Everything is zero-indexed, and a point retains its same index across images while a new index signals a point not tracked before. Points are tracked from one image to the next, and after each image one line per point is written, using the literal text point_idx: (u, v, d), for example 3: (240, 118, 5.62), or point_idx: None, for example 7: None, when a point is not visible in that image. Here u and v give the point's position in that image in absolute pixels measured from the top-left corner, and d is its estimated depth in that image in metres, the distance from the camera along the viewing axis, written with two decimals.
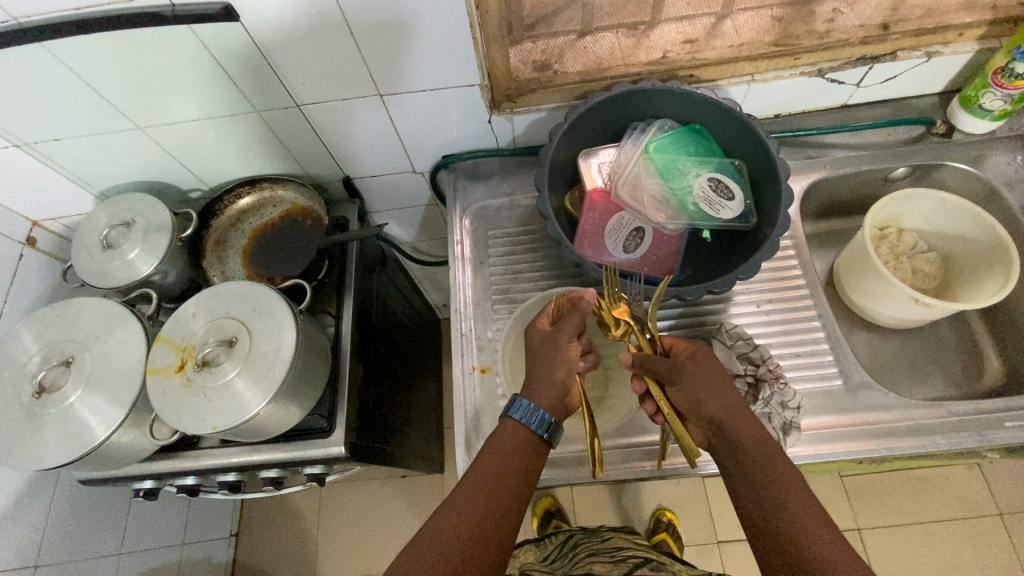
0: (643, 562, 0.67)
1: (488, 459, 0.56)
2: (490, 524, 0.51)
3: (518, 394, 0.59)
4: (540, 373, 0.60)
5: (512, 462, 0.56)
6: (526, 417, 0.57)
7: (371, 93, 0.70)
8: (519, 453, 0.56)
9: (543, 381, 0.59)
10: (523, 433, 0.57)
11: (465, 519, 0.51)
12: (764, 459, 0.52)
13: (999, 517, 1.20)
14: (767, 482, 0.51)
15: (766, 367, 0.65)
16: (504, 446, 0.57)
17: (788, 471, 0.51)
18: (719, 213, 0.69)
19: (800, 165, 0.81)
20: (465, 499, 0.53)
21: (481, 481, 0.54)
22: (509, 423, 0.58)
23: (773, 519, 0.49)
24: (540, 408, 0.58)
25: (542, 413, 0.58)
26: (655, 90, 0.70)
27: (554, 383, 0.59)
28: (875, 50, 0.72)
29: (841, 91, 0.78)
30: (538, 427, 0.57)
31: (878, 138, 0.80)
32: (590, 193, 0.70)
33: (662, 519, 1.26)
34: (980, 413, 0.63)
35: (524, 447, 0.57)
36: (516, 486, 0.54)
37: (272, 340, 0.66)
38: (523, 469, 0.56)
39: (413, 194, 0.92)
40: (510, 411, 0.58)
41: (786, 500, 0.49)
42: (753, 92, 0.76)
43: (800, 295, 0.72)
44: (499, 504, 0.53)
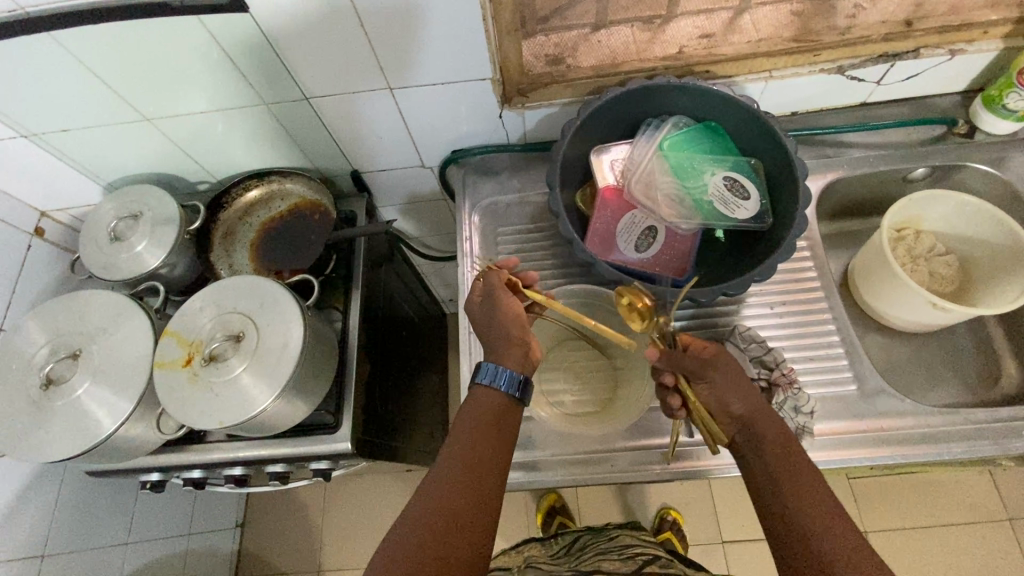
0: (653, 560, 0.66)
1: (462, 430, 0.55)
2: (475, 498, 0.51)
3: (481, 359, 0.59)
4: (494, 337, 0.59)
5: (485, 428, 0.55)
6: (492, 379, 0.57)
7: (381, 86, 0.69)
8: (494, 418, 0.56)
9: (498, 344, 0.59)
10: (495, 398, 0.57)
11: (449, 496, 0.50)
12: (789, 463, 0.51)
13: (1009, 522, 1.19)
14: (793, 486, 0.50)
15: (778, 371, 0.64)
16: (477, 412, 0.56)
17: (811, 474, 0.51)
18: (734, 213, 0.68)
19: (817, 165, 0.79)
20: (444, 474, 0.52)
21: (458, 455, 0.53)
22: (476, 392, 0.58)
23: (799, 524, 0.47)
24: (505, 368, 0.57)
25: (506, 371, 0.57)
26: (670, 86, 0.68)
27: (511, 342, 0.59)
28: (898, 47, 0.70)
29: (860, 89, 0.76)
30: (506, 386, 0.57)
31: (897, 137, 0.78)
32: (602, 190, 0.69)
33: (666, 518, 1.25)
34: (997, 422, 0.62)
35: (498, 411, 0.56)
36: (494, 453, 0.54)
37: (279, 335, 0.65)
38: (498, 432, 0.55)
39: (422, 189, 0.91)
40: (478, 377, 0.58)
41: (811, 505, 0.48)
42: (771, 89, 0.74)
43: (815, 298, 0.71)
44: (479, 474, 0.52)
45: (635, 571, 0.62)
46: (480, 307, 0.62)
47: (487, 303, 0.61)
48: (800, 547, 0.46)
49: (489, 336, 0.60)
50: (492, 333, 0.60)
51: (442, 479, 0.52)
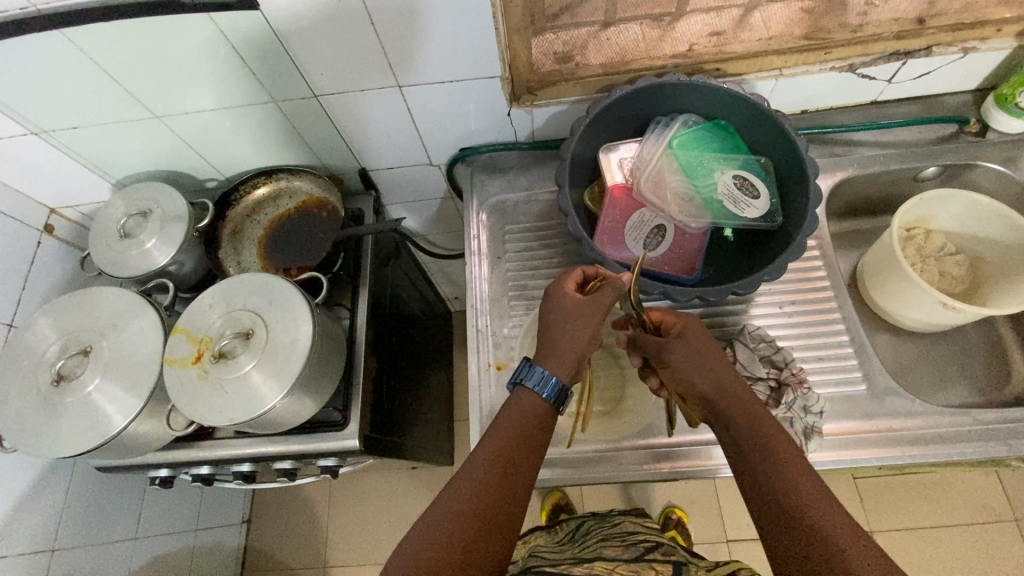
0: (654, 547, 0.66)
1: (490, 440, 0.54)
2: (495, 515, 0.50)
3: (533, 360, 0.57)
4: (568, 344, 0.57)
5: (516, 442, 0.54)
6: (541, 386, 0.56)
7: (390, 84, 0.69)
8: (526, 432, 0.55)
9: (569, 354, 0.57)
10: (534, 404, 0.56)
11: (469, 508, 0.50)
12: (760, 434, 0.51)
13: (1015, 523, 1.18)
14: (765, 458, 0.49)
15: (787, 371, 0.63)
16: (510, 422, 0.55)
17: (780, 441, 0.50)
18: (744, 212, 0.68)
19: (826, 164, 0.79)
20: (467, 484, 0.51)
21: (484, 466, 0.52)
22: (524, 395, 0.56)
23: (772, 496, 0.47)
24: (556, 378, 0.56)
25: (558, 382, 0.56)
26: (680, 84, 0.68)
27: (576, 355, 0.57)
28: (910, 45, 0.70)
29: (871, 87, 0.76)
30: (554, 399, 0.56)
31: (908, 136, 0.78)
32: (610, 189, 0.69)
33: (672, 516, 1.26)
34: (1008, 422, 0.61)
35: (530, 424, 0.55)
36: (520, 468, 0.53)
37: (289, 333, 0.65)
38: (528, 446, 0.54)
39: (429, 187, 0.91)
40: (525, 379, 0.57)
41: (787, 475, 0.48)
42: (781, 87, 0.74)
43: (825, 297, 0.70)
44: (503, 489, 0.51)
45: (637, 558, 0.62)
46: (575, 306, 0.59)
47: (584, 312, 0.58)
48: (775, 518, 0.47)
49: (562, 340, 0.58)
50: (563, 341, 0.58)
51: (463, 490, 0.51)
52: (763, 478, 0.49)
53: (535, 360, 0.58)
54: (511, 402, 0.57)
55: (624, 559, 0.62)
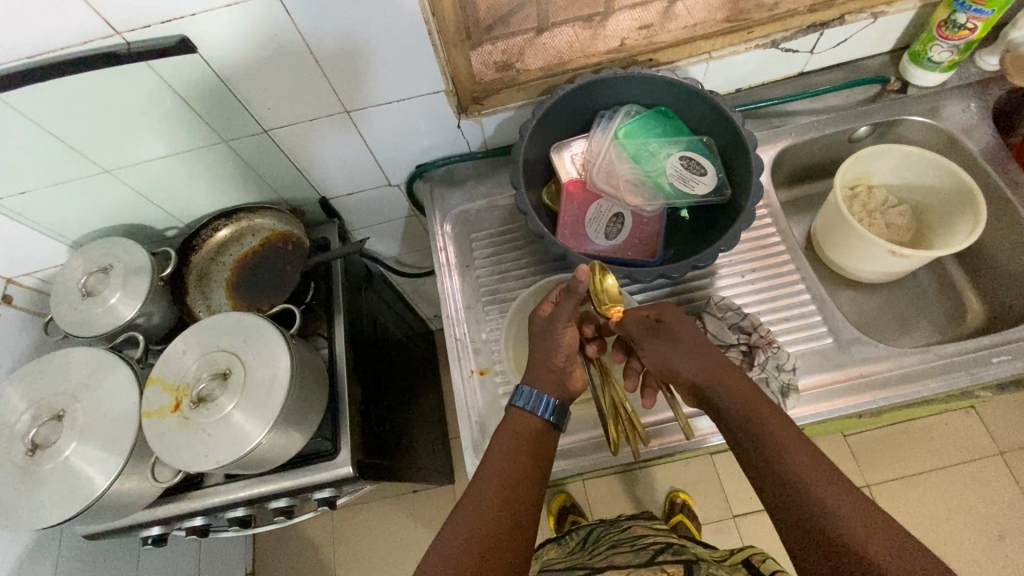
0: (664, 548, 0.66)
1: (502, 448, 0.56)
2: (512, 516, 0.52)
3: (522, 381, 0.60)
4: (541, 362, 0.60)
5: (519, 448, 0.57)
6: (532, 405, 0.58)
7: (339, 111, 0.70)
8: (534, 441, 0.58)
9: (544, 371, 0.60)
10: (532, 422, 0.58)
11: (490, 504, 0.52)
12: (778, 441, 0.50)
13: (1000, 456, 1.25)
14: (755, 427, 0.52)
15: (756, 334, 0.66)
16: (511, 431, 0.58)
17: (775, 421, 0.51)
18: (694, 189, 0.70)
19: (767, 136, 0.82)
20: (480, 500, 0.52)
21: (496, 478, 0.54)
22: (515, 413, 0.59)
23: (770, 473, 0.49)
24: (545, 395, 0.59)
25: (548, 399, 0.58)
26: (617, 77, 0.71)
27: (553, 370, 0.60)
28: (824, 16, 0.74)
29: (796, 60, 0.80)
30: (545, 412, 0.58)
31: (838, 101, 0.82)
32: (566, 184, 0.72)
33: (677, 500, 1.26)
34: (967, 353, 0.64)
35: (537, 434, 0.58)
36: (531, 476, 0.55)
37: (266, 368, 0.65)
38: (535, 459, 0.56)
39: (391, 207, 0.92)
40: (514, 400, 0.60)
41: (795, 466, 0.48)
42: (713, 69, 0.78)
43: (783, 260, 0.73)
44: (518, 496, 0.53)
45: (647, 563, 0.63)
46: (540, 325, 0.61)
47: (549, 327, 0.60)
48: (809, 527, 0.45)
49: (538, 359, 0.61)
50: (539, 359, 0.61)
51: (478, 500, 0.52)
52: (787, 482, 0.47)
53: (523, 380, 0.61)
54: (508, 419, 0.59)
55: (635, 566, 0.63)
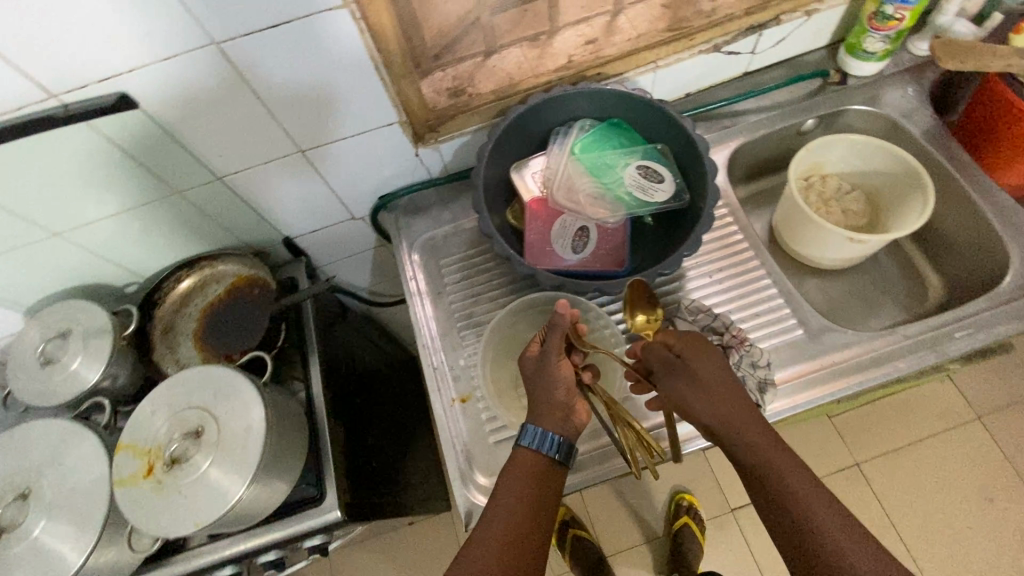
0: None
1: (509, 488, 0.56)
2: (518, 560, 0.53)
3: (525, 421, 0.59)
4: (541, 398, 0.60)
5: (529, 490, 0.56)
6: (538, 443, 0.58)
7: (293, 151, 0.70)
8: (541, 483, 0.57)
9: (545, 407, 0.59)
10: (535, 462, 0.58)
11: (495, 548, 0.53)
12: (807, 507, 0.50)
13: (980, 420, 1.29)
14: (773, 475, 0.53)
15: (729, 333, 0.67)
16: (520, 472, 0.57)
17: (796, 470, 0.53)
18: (654, 197, 0.71)
19: (720, 136, 0.84)
20: (485, 543, 0.53)
21: (502, 521, 0.54)
22: (522, 453, 0.58)
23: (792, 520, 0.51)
24: (549, 432, 0.58)
25: (552, 436, 0.58)
26: (568, 94, 0.72)
27: (557, 404, 0.59)
28: (760, 18, 0.77)
29: (739, 61, 0.83)
30: (550, 450, 0.58)
31: (783, 97, 0.85)
32: (528, 203, 0.72)
33: (682, 504, 1.26)
34: (931, 330, 0.66)
35: (541, 474, 0.57)
36: (537, 518, 0.55)
37: (241, 421, 0.63)
38: (542, 501, 0.56)
39: (358, 241, 0.91)
40: (521, 439, 0.59)
41: (815, 516, 0.50)
42: (660, 77, 0.80)
43: (747, 257, 0.75)
44: (523, 540, 0.54)
45: None
46: (533, 365, 0.63)
47: (542, 367, 0.61)
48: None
49: (536, 397, 0.60)
50: (540, 397, 0.60)
51: (484, 543, 0.53)
52: (814, 553, 0.49)
53: (529, 420, 0.60)
54: (512, 459, 0.59)
55: None
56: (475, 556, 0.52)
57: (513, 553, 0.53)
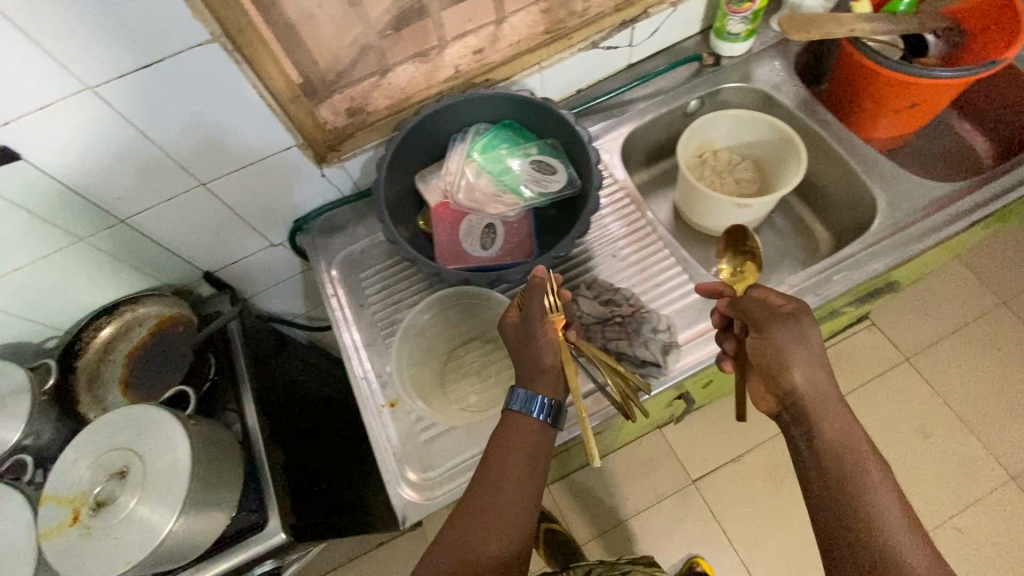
0: None
1: (502, 447, 0.59)
2: (516, 510, 0.56)
3: (514, 385, 0.61)
4: (528, 363, 0.62)
5: (521, 453, 0.58)
6: (528, 407, 0.59)
7: (193, 185, 0.71)
8: (532, 440, 0.59)
9: (532, 371, 0.61)
10: (530, 424, 0.60)
11: (495, 502, 0.56)
12: (869, 492, 0.53)
13: (908, 361, 1.39)
14: (846, 456, 0.55)
15: (628, 305, 0.71)
16: (510, 452, 0.59)
17: (870, 459, 0.54)
18: (549, 187, 0.75)
19: (612, 125, 0.89)
20: (487, 499, 0.56)
21: (501, 478, 0.57)
22: (513, 415, 0.60)
23: (844, 505, 0.53)
24: (539, 397, 0.60)
25: (540, 399, 0.60)
26: (458, 102, 0.76)
27: (545, 369, 0.61)
28: (630, 13, 0.83)
29: (620, 55, 0.88)
30: (539, 413, 0.60)
31: (666, 83, 0.91)
32: (434, 208, 0.75)
33: (696, 568, 1.22)
34: (811, 277, 0.72)
35: (534, 434, 0.60)
36: (530, 472, 0.58)
37: (165, 455, 0.63)
38: (535, 456, 0.59)
39: (282, 267, 0.92)
40: (509, 404, 0.61)
41: (876, 499, 0.52)
42: (547, 77, 0.85)
43: (647, 233, 0.80)
44: (518, 493, 0.57)
45: None
46: (515, 330, 0.64)
47: (522, 332, 0.62)
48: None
49: (521, 361, 0.62)
50: (529, 359, 0.61)
51: (485, 500, 0.56)
52: (861, 528, 0.51)
53: (517, 384, 0.62)
54: (503, 423, 0.61)
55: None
56: (478, 511, 0.56)
57: (511, 505, 0.56)
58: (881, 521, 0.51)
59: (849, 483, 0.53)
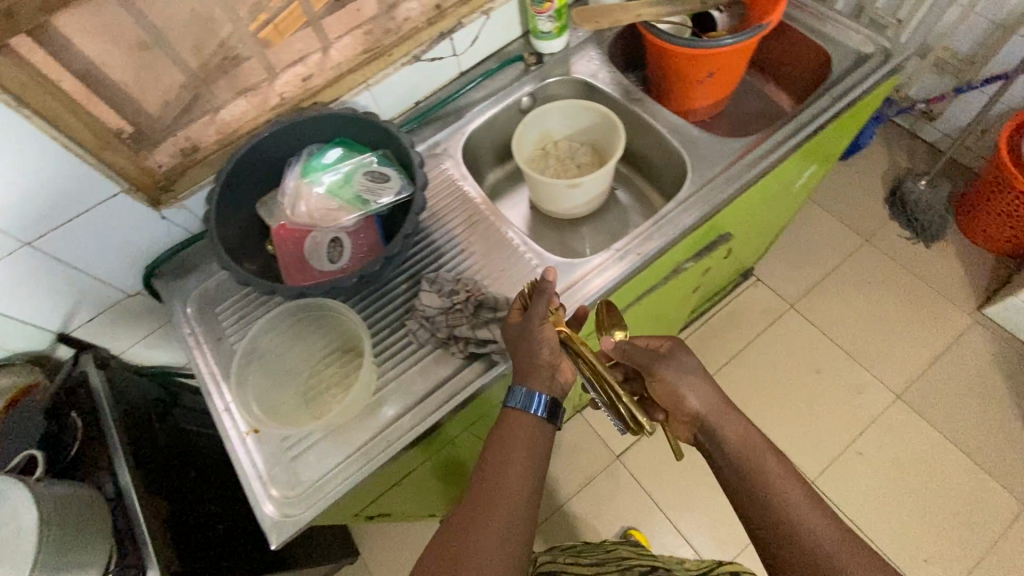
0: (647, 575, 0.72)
1: (501, 447, 0.60)
2: (519, 511, 0.56)
3: (514, 384, 0.64)
4: (528, 359, 0.64)
5: (522, 450, 0.60)
6: (527, 404, 0.62)
7: (17, 246, 0.70)
8: (531, 439, 0.61)
9: (528, 367, 0.64)
10: (529, 424, 0.62)
11: (498, 501, 0.56)
12: (785, 498, 0.58)
13: (792, 308, 1.50)
14: (755, 469, 0.61)
15: (465, 292, 0.72)
16: (511, 443, 0.60)
17: (780, 467, 0.61)
18: (384, 195, 0.77)
19: (451, 130, 0.94)
20: (488, 497, 0.56)
21: (503, 474, 0.58)
22: (510, 413, 0.63)
23: (769, 514, 0.58)
24: (536, 392, 0.62)
25: (540, 395, 0.62)
26: (284, 127, 0.79)
27: (543, 366, 0.64)
28: (444, 24, 0.89)
29: (447, 64, 0.94)
30: (538, 409, 0.62)
31: (497, 85, 0.97)
32: (274, 231, 0.76)
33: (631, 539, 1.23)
34: (633, 239, 0.79)
35: (533, 431, 0.62)
36: (531, 469, 0.59)
37: (8, 524, 0.61)
38: (534, 452, 0.60)
39: (149, 318, 0.91)
40: (508, 401, 0.63)
41: (791, 506, 0.58)
42: (377, 93, 0.89)
43: (490, 223, 0.84)
44: (523, 491, 0.57)
45: None
46: (517, 330, 0.66)
47: (528, 329, 0.65)
48: None
49: (521, 357, 0.65)
50: (526, 355, 0.64)
51: (489, 496, 0.57)
52: (785, 533, 0.57)
53: (516, 382, 0.65)
54: (505, 422, 0.62)
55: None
56: (482, 508, 0.56)
57: (517, 501, 0.57)
58: (800, 523, 0.57)
59: (764, 491, 0.59)
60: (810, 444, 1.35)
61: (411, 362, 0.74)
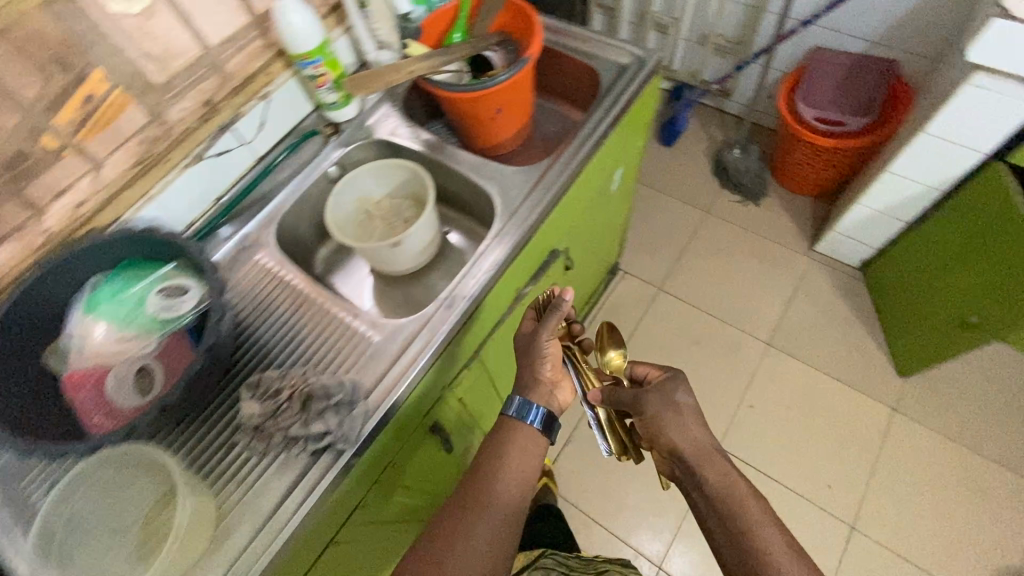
0: None
1: (495, 459, 0.74)
2: (503, 514, 0.70)
3: (514, 394, 0.77)
4: (530, 376, 0.78)
5: (512, 460, 0.74)
6: (522, 413, 0.76)
7: None
8: (522, 448, 0.75)
9: (534, 381, 0.77)
10: (527, 434, 0.76)
11: (486, 504, 0.70)
12: (749, 523, 0.66)
13: (661, 290, 1.60)
14: (726, 494, 0.69)
15: (288, 388, 0.69)
16: (506, 451, 0.75)
17: (745, 495, 0.69)
18: (183, 307, 0.73)
19: (262, 218, 0.91)
20: (477, 501, 0.70)
21: (491, 480, 0.72)
22: (510, 420, 0.77)
23: (732, 535, 0.67)
24: (536, 405, 0.76)
25: (536, 408, 0.76)
26: (53, 267, 0.72)
27: (542, 382, 0.78)
28: (221, 117, 0.86)
29: (240, 155, 0.92)
30: (535, 420, 0.76)
31: (299, 163, 0.96)
32: (65, 381, 0.68)
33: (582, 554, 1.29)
34: (456, 283, 0.81)
35: (524, 439, 0.76)
36: (517, 477, 0.73)
37: None
38: (524, 462, 0.74)
39: None
40: (507, 409, 0.77)
41: (756, 531, 0.65)
42: (165, 203, 0.84)
43: (314, 305, 0.82)
44: (508, 497, 0.71)
45: None
46: (525, 339, 0.79)
47: (531, 340, 0.78)
48: None
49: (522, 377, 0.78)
50: (529, 372, 0.78)
51: (481, 499, 0.70)
52: (744, 549, 0.65)
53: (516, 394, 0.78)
54: (508, 429, 0.77)
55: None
56: (472, 510, 0.69)
57: (502, 506, 0.70)
58: (759, 542, 0.65)
59: (733, 517, 0.67)
60: (710, 411, 1.44)
61: (250, 477, 0.68)
